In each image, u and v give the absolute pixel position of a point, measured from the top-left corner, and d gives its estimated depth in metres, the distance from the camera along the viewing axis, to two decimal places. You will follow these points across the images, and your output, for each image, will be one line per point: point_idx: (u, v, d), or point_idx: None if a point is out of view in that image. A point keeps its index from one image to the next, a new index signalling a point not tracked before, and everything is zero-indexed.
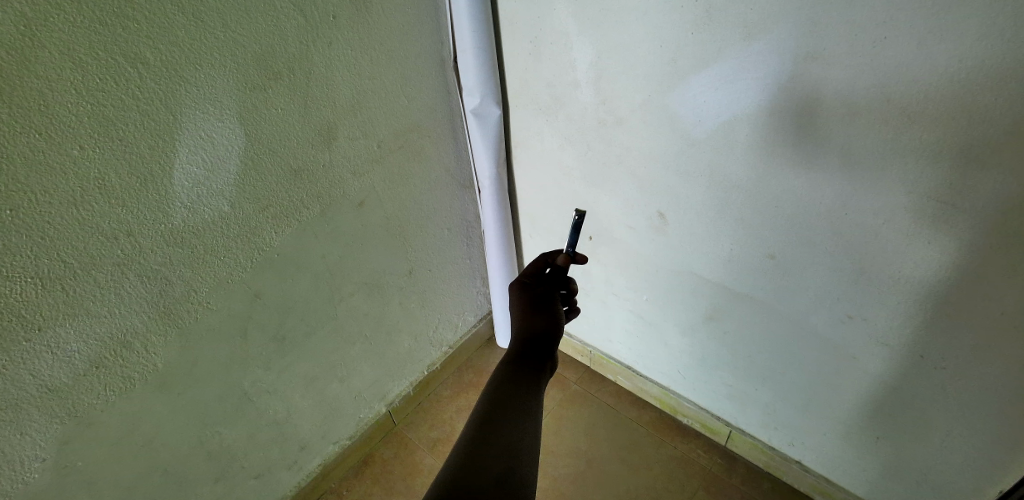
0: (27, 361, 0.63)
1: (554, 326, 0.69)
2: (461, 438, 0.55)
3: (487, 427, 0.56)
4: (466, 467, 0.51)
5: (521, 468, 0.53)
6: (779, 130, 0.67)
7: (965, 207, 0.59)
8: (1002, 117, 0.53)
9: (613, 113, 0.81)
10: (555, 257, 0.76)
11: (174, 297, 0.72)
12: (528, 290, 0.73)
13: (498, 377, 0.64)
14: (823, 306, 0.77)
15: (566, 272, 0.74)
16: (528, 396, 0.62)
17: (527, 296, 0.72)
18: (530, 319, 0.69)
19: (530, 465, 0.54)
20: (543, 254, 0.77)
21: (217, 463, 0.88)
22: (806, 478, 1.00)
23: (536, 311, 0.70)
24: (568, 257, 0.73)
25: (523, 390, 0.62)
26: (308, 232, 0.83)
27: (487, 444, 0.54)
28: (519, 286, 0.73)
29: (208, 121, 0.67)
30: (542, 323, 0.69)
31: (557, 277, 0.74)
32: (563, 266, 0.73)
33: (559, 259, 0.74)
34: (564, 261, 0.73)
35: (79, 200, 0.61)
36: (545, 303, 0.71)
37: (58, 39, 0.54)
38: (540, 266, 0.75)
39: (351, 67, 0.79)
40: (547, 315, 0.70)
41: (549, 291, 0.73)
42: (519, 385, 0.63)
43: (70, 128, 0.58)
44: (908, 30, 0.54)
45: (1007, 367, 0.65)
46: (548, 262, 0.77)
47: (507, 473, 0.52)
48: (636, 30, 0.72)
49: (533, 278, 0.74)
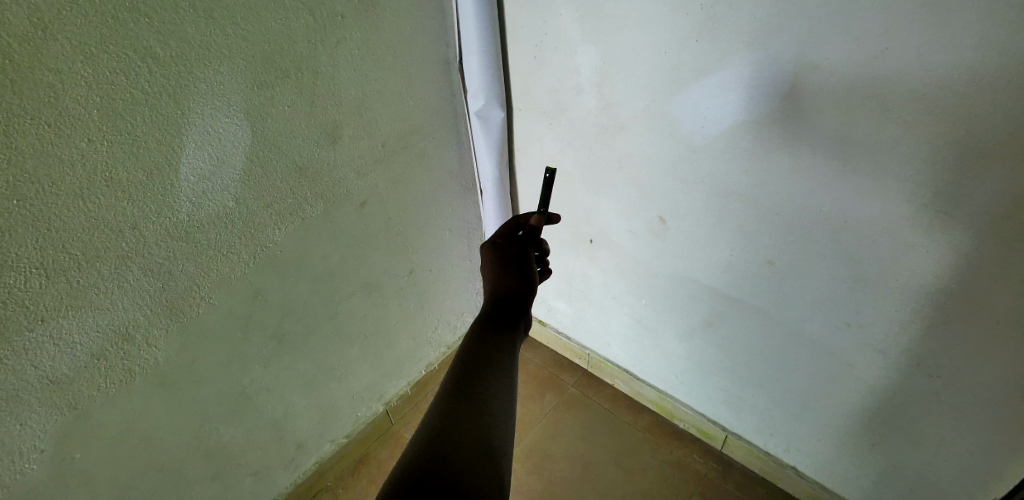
0: (29, 352, 0.63)
1: (526, 287, 0.71)
2: (431, 413, 0.55)
3: (469, 406, 0.56)
4: (436, 447, 0.51)
5: (496, 446, 0.53)
6: (778, 136, 0.68)
7: (961, 213, 0.60)
8: (997, 125, 0.54)
9: (614, 119, 0.83)
10: (528, 219, 0.77)
11: (176, 291, 0.73)
12: (500, 250, 0.74)
13: (470, 340, 0.65)
14: (819, 312, 0.78)
15: (539, 233, 0.76)
16: (502, 358, 0.63)
17: (500, 256, 0.73)
18: (502, 281, 0.72)
19: (503, 439, 0.55)
20: (514, 217, 0.78)
21: (214, 460, 0.88)
22: (801, 484, 1.01)
23: (509, 271, 0.72)
24: (541, 217, 0.75)
25: (497, 353, 0.63)
26: (311, 231, 0.84)
27: (463, 426, 0.53)
28: (491, 246, 0.74)
29: (214, 118, 0.68)
30: (515, 283, 0.71)
31: (530, 238, 0.76)
32: (536, 226, 0.75)
33: (531, 220, 0.76)
34: (537, 222, 0.75)
35: (85, 192, 0.61)
36: (520, 263, 0.73)
37: (72, 32, 0.55)
38: (513, 229, 0.77)
39: (358, 67, 0.80)
40: (520, 276, 0.71)
41: (523, 250, 0.74)
42: (493, 347, 0.64)
43: (78, 120, 0.58)
44: (905, 40, 0.55)
45: (1002, 373, 0.66)
46: (520, 224, 0.77)
47: (484, 455, 0.51)
48: (638, 37, 0.73)
49: (505, 239, 0.75)
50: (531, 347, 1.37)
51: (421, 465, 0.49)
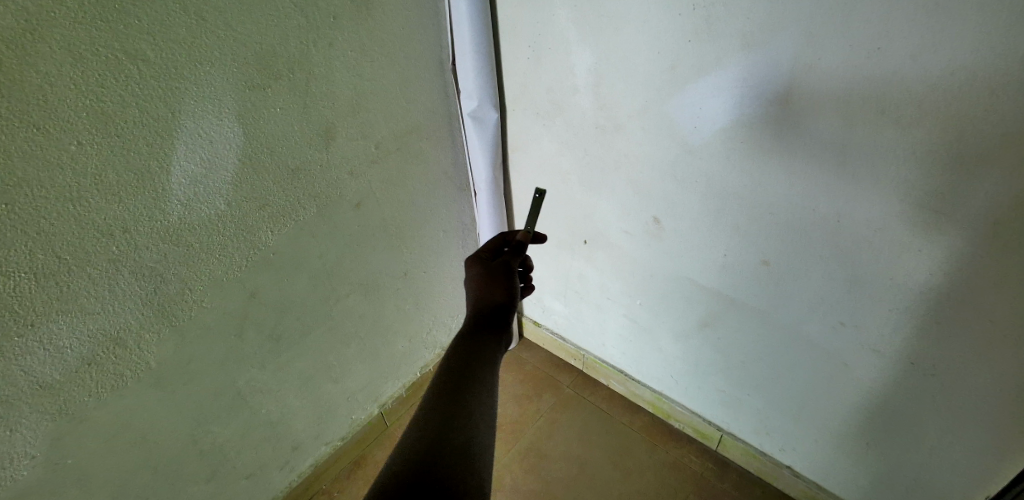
0: (20, 357, 0.63)
1: (510, 300, 0.71)
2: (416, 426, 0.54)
3: (456, 417, 0.55)
4: (423, 460, 0.50)
5: (480, 460, 0.53)
6: (773, 138, 0.68)
7: (958, 216, 0.60)
8: (995, 128, 0.54)
9: (611, 118, 0.82)
10: (515, 236, 0.80)
11: (168, 294, 0.72)
12: (484, 263, 0.75)
13: (454, 353, 0.64)
14: (816, 313, 0.77)
15: (524, 249, 0.78)
16: (488, 370, 0.63)
17: (484, 270, 0.74)
18: (485, 293, 0.72)
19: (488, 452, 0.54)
20: (502, 233, 0.80)
21: (208, 462, 0.88)
22: (797, 484, 1.01)
23: (494, 284, 0.72)
24: (528, 234, 0.78)
25: (481, 363, 0.63)
26: (305, 232, 0.83)
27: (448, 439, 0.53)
28: (476, 261, 0.75)
29: (205, 120, 0.67)
30: (498, 296, 0.71)
31: (515, 252, 0.77)
32: (523, 242, 0.78)
33: (517, 236, 0.79)
34: (523, 238, 0.78)
35: (75, 196, 0.61)
36: (504, 275, 0.73)
37: (61, 34, 0.55)
38: (499, 244, 0.78)
39: (352, 67, 0.79)
40: (504, 288, 0.72)
41: (508, 262, 0.75)
42: (480, 356, 0.64)
43: (68, 123, 0.58)
44: (903, 43, 0.55)
45: (998, 375, 0.66)
46: (507, 240, 0.80)
47: (468, 470, 0.51)
48: (635, 37, 0.72)
49: (491, 253, 0.77)
50: (529, 347, 1.37)
51: (404, 477, 0.48)
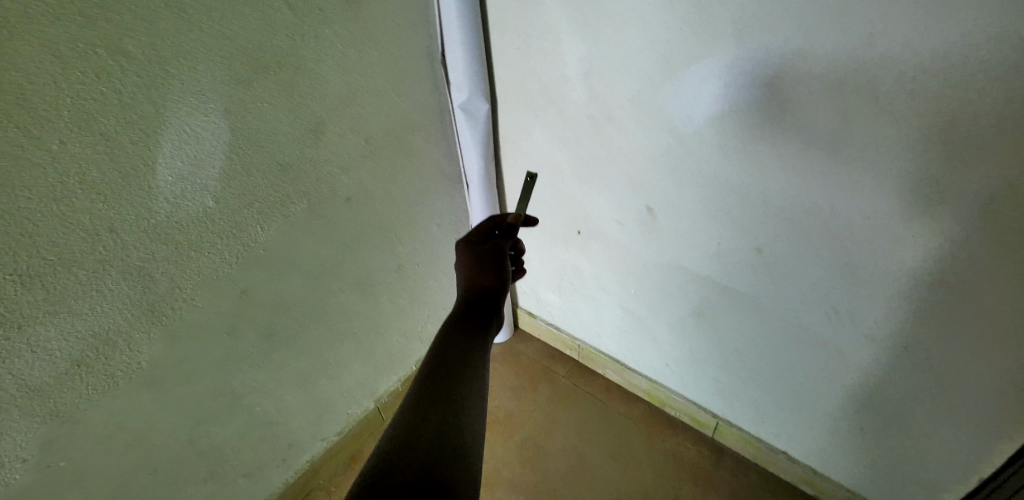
0: (7, 360, 0.62)
1: (501, 284, 0.71)
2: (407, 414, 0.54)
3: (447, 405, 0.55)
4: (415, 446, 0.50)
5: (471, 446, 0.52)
6: (767, 129, 0.67)
7: (953, 204, 0.59)
8: (993, 115, 0.53)
9: (604, 109, 0.81)
10: (505, 219, 0.79)
11: (158, 293, 0.71)
12: (475, 247, 0.74)
13: (444, 337, 0.64)
14: (810, 303, 0.77)
15: (515, 231, 0.76)
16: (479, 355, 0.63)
17: (475, 254, 0.73)
18: (475, 278, 0.71)
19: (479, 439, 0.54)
20: (492, 216, 0.79)
21: (206, 462, 0.88)
22: (793, 470, 1.01)
23: (484, 268, 0.72)
24: (518, 216, 0.76)
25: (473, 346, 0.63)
26: (296, 226, 0.82)
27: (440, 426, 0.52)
28: (466, 245, 0.75)
29: (191, 116, 0.66)
30: (489, 280, 0.70)
31: (506, 235, 0.76)
32: (513, 224, 0.75)
33: (508, 219, 0.77)
34: (514, 220, 0.75)
35: (59, 197, 0.60)
36: (495, 260, 0.73)
37: (38, 31, 0.54)
38: (490, 227, 0.77)
39: (340, 59, 0.77)
40: (494, 273, 0.71)
41: (498, 246, 0.74)
42: (471, 341, 0.64)
43: (49, 122, 0.57)
44: (899, 31, 0.54)
45: (992, 362, 0.66)
46: (498, 223, 0.79)
47: (460, 456, 0.50)
48: (626, 28, 0.71)
49: (481, 237, 0.76)
50: (525, 338, 1.37)
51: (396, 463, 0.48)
